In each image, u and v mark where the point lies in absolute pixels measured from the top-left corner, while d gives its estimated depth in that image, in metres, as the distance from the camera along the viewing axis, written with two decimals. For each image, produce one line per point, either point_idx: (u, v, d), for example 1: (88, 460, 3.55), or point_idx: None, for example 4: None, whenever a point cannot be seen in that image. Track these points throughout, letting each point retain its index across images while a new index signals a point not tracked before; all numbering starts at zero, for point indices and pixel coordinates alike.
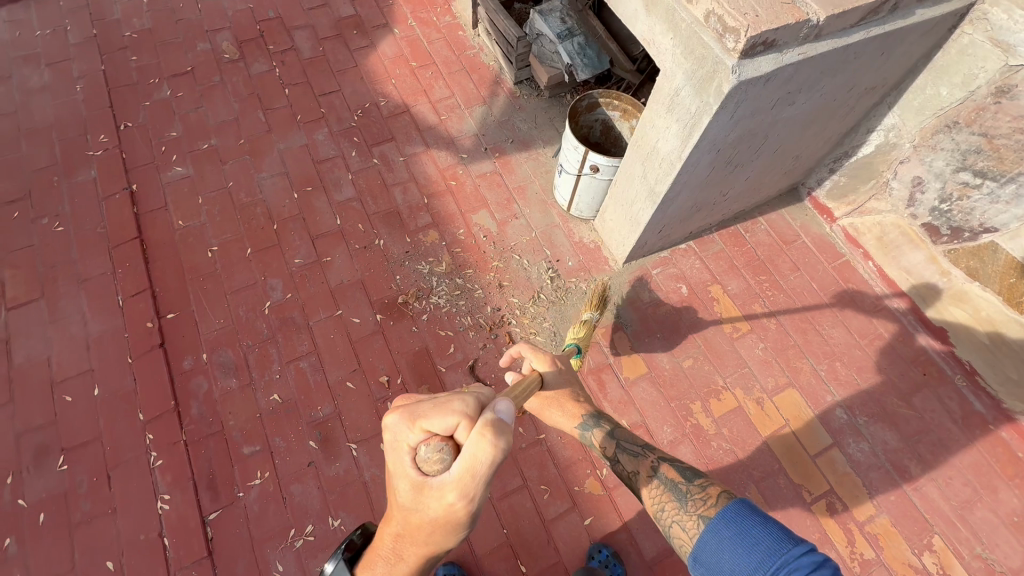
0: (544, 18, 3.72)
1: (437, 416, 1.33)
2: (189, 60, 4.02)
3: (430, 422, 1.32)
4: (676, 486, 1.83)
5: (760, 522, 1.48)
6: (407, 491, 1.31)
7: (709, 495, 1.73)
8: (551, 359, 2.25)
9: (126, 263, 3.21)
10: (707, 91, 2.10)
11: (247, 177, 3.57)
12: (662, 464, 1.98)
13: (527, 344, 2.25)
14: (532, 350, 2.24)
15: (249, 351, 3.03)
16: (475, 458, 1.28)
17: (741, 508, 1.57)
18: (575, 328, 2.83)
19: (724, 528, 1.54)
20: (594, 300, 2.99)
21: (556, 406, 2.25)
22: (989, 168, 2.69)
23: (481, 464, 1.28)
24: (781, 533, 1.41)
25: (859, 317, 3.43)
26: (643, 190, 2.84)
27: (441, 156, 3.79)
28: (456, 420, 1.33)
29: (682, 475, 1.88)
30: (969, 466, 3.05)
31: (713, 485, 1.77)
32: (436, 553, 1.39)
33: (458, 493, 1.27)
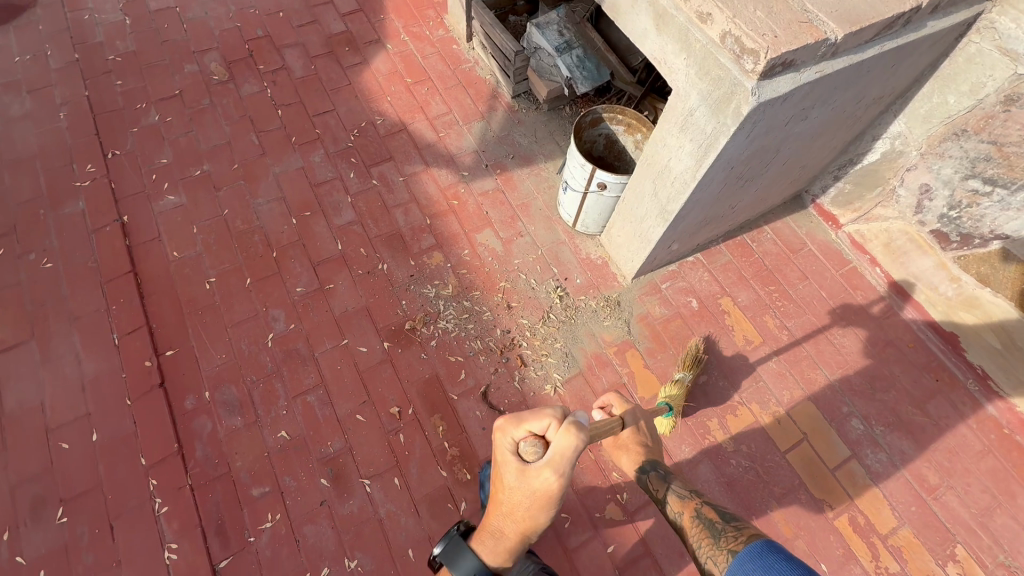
0: (542, 32, 3.68)
1: (534, 418, 1.64)
2: (177, 83, 3.90)
3: (530, 424, 1.65)
4: (712, 524, 1.93)
5: (784, 560, 1.52)
6: (513, 475, 1.65)
7: (741, 534, 1.84)
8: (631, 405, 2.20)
9: (120, 299, 3.09)
10: (724, 112, 2.05)
11: (243, 203, 3.46)
12: (706, 508, 2.03)
13: (614, 394, 2.28)
14: (619, 401, 2.26)
15: (253, 386, 2.94)
16: (563, 448, 1.59)
17: (767, 546, 1.60)
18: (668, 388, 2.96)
19: (749, 561, 1.60)
20: (688, 361, 3.09)
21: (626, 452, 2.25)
22: (999, 176, 2.68)
23: (569, 452, 1.58)
24: (801, 572, 1.44)
25: (870, 324, 3.42)
26: (654, 208, 2.79)
27: (442, 175, 3.71)
28: (549, 421, 1.64)
29: (720, 516, 1.97)
30: (986, 472, 3.04)
31: (747, 528, 1.87)
32: (534, 530, 1.70)
33: (552, 472, 1.59)
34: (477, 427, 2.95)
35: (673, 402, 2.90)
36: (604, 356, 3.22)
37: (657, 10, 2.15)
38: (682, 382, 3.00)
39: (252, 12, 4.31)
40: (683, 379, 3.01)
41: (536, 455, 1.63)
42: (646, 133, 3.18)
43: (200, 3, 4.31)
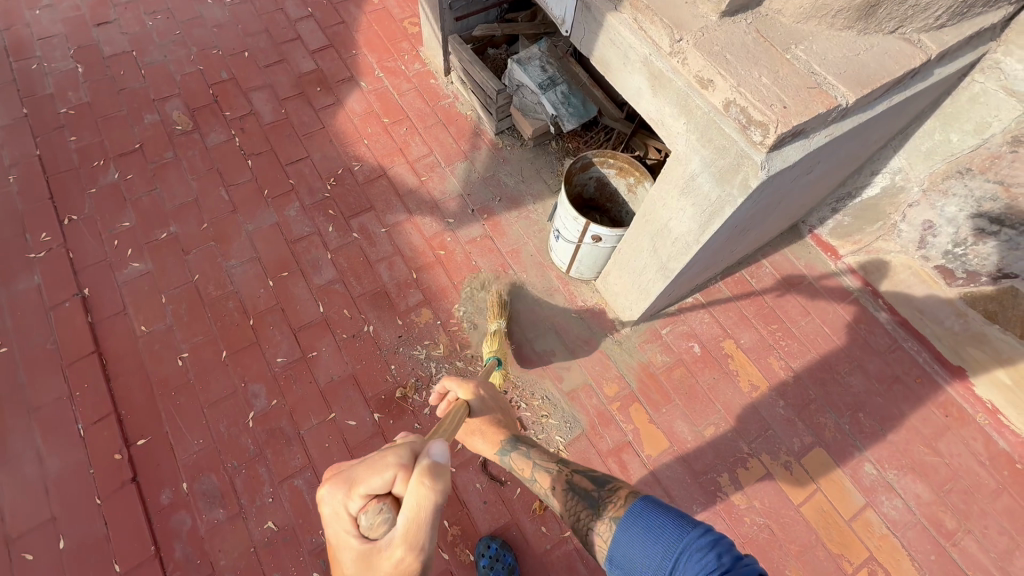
0: (523, 67, 3.47)
1: (375, 474, 1.26)
2: (137, 136, 3.65)
3: (368, 483, 1.25)
4: (587, 494, 1.81)
5: (663, 512, 1.54)
6: (354, 564, 1.20)
7: (619, 497, 1.73)
8: (476, 388, 2.08)
9: (83, 385, 2.86)
10: (730, 182, 1.92)
11: (214, 266, 3.24)
12: (579, 477, 1.90)
13: (453, 378, 2.11)
14: (459, 383, 2.09)
15: (235, 473, 2.73)
16: (417, 506, 1.23)
17: (643, 500, 1.61)
18: (488, 341, 2.95)
19: (634, 524, 1.56)
20: (496, 311, 3.11)
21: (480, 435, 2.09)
22: (1006, 216, 2.60)
23: (425, 510, 1.23)
24: (681, 519, 1.48)
25: (876, 360, 3.31)
26: (653, 263, 2.65)
27: (426, 223, 3.52)
28: (392, 474, 1.26)
29: (593, 483, 1.85)
30: (1002, 511, 2.96)
31: (622, 488, 1.78)
32: None
33: (406, 545, 1.20)
34: (477, 501, 2.78)
35: (497, 352, 2.88)
36: (608, 413, 3.07)
37: (652, 71, 2.00)
38: (498, 332, 3.01)
39: (214, 52, 4.06)
40: (497, 328, 3.02)
41: (383, 527, 1.23)
42: (639, 177, 3.02)
43: (159, 46, 4.05)
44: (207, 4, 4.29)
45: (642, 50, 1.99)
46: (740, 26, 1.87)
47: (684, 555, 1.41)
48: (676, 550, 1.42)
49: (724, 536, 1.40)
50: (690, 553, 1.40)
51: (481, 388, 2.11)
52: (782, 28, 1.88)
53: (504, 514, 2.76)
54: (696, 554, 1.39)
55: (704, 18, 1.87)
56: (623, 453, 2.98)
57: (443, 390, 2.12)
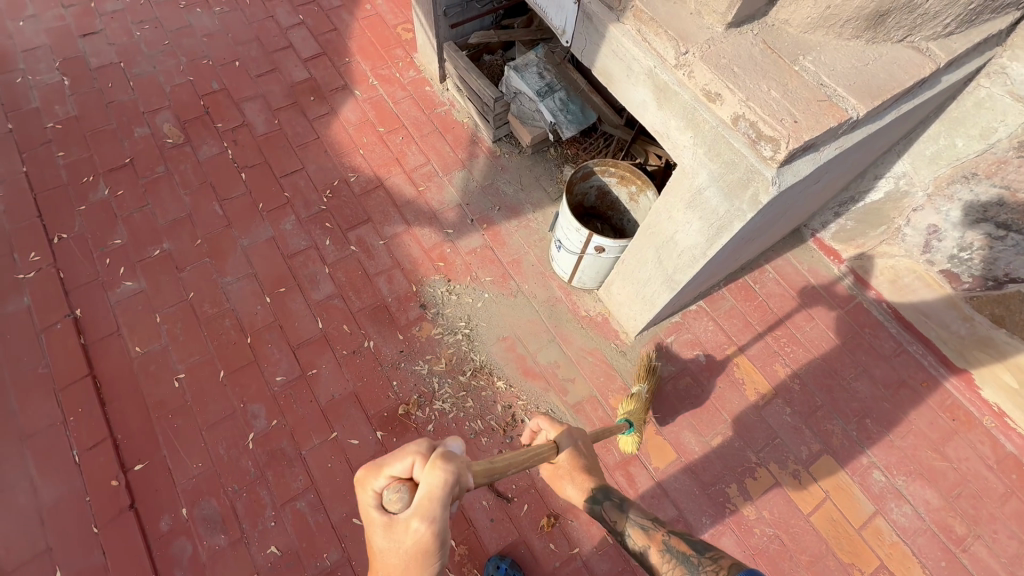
0: (520, 74, 3.43)
1: (395, 459, 1.29)
2: (127, 150, 3.57)
3: (391, 468, 1.29)
4: (688, 559, 1.66)
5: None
6: (379, 538, 1.28)
7: (721, 567, 1.59)
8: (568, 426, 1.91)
9: (77, 410, 2.78)
10: (740, 197, 1.88)
11: (209, 284, 3.17)
12: (675, 539, 1.77)
13: (545, 415, 1.96)
14: (550, 422, 1.94)
15: (235, 497, 2.67)
16: (433, 488, 1.27)
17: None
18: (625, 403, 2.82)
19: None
20: (642, 373, 3.00)
21: (568, 480, 1.92)
22: (1014, 221, 2.58)
23: (438, 491, 1.27)
24: None
25: (881, 364, 3.29)
26: (659, 275, 2.61)
27: (426, 235, 3.46)
28: (411, 458, 1.29)
29: (691, 546, 1.71)
30: (1011, 515, 2.95)
31: (724, 558, 1.63)
32: None
33: (422, 520, 1.26)
34: (485, 520, 2.73)
35: (632, 416, 2.78)
36: (614, 426, 3.03)
37: (656, 83, 1.96)
38: (640, 395, 2.88)
39: (204, 62, 3.98)
40: (640, 392, 2.89)
41: (402, 503, 1.28)
42: (641, 186, 2.96)
43: (147, 56, 3.96)
44: (195, 12, 4.21)
45: (646, 62, 1.94)
46: (746, 37, 1.82)
47: None
48: None
49: None
50: None
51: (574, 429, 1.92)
52: (789, 38, 1.84)
53: (512, 532, 2.72)
54: None
55: (709, 30, 1.82)
56: (630, 465, 2.95)
57: (534, 427, 1.99)
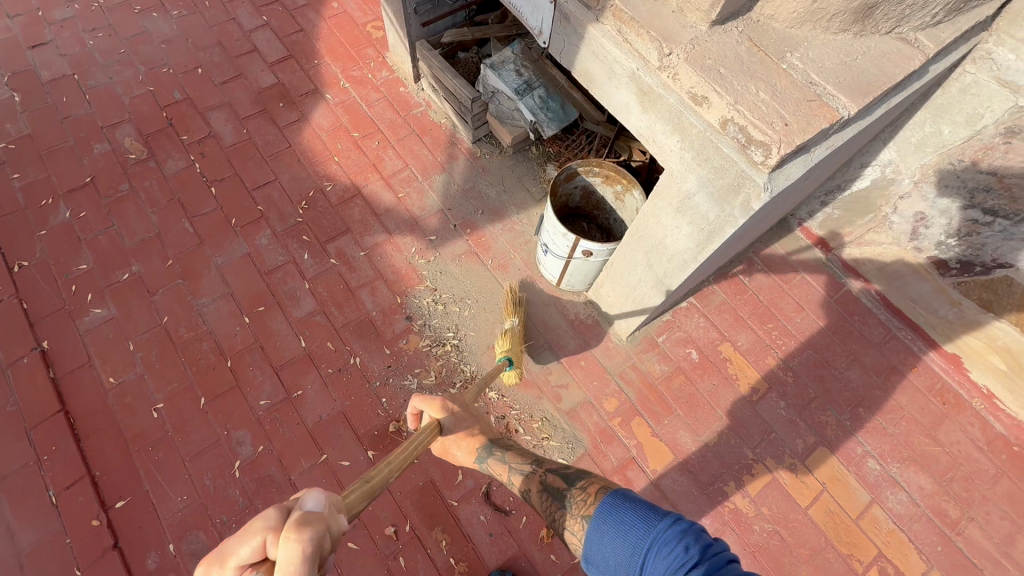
0: (497, 73, 3.33)
1: (241, 540, 1.08)
2: (87, 168, 3.39)
3: (236, 552, 1.08)
4: (558, 492, 1.71)
5: (631, 509, 1.43)
6: None
7: (588, 494, 1.63)
8: (445, 402, 1.89)
9: (51, 448, 2.65)
10: (731, 202, 1.81)
11: (184, 306, 3.04)
12: (552, 476, 1.79)
13: (419, 394, 1.90)
14: (427, 401, 1.88)
15: (225, 529, 2.58)
16: (292, 565, 1.06)
17: (613, 497, 1.50)
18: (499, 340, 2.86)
19: (602, 521, 1.46)
20: (512, 307, 3.01)
21: (452, 445, 1.94)
22: (1000, 206, 2.57)
23: (300, 566, 1.07)
24: (650, 512, 1.39)
25: (872, 352, 3.29)
26: (648, 278, 2.55)
27: (407, 243, 3.35)
28: (260, 539, 1.08)
29: (565, 479, 1.75)
30: (1003, 496, 2.98)
31: (593, 482, 1.68)
32: None
33: None
34: (483, 534, 2.69)
35: (509, 352, 2.80)
36: (610, 430, 2.98)
37: (640, 86, 1.88)
38: (513, 330, 2.92)
39: (164, 70, 3.79)
40: (512, 327, 2.93)
41: None
42: (627, 185, 2.88)
43: (103, 67, 3.76)
44: (152, 17, 4.00)
45: (629, 64, 1.86)
46: (731, 35, 1.74)
47: (654, 549, 1.32)
48: (646, 544, 1.34)
49: (692, 523, 1.32)
50: (659, 546, 1.31)
51: (454, 403, 1.93)
52: (775, 35, 1.76)
53: (511, 545, 2.68)
54: (664, 549, 1.30)
55: (693, 29, 1.74)
56: (628, 469, 2.91)
57: (413, 411, 1.94)
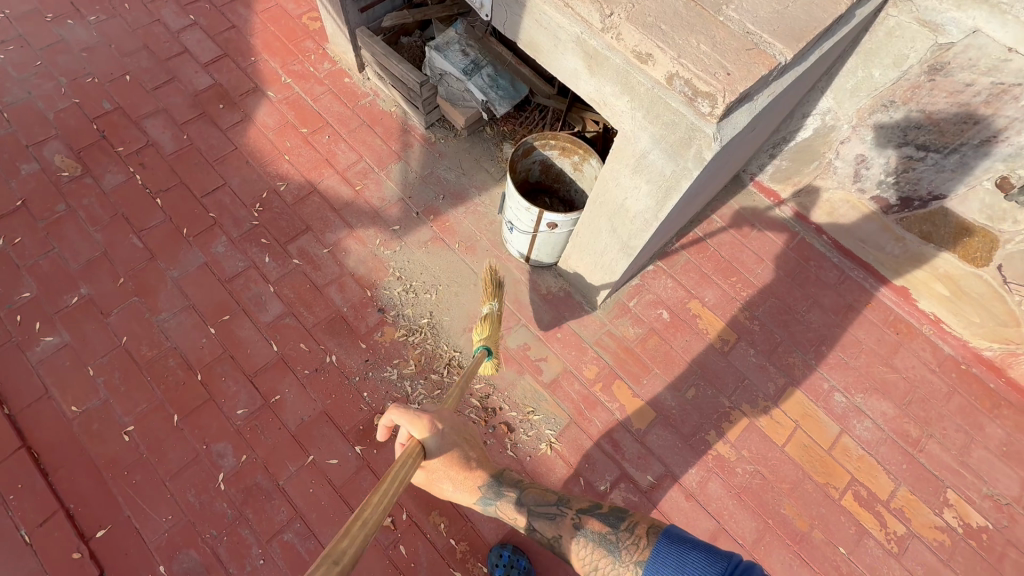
0: (443, 54, 3.33)
1: None
2: (16, 191, 3.18)
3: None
4: (604, 538, 1.75)
5: (692, 549, 1.50)
6: None
7: (641, 537, 1.68)
8: (430, 422, 1.84)
9: (16, 486, 2.51)
10: (684, 155, 1.85)
11: (143, 324, 2.92)
12: (584, 517, 1.86)
13: (399, 407, 1.84)
14: (406, 417, 1.84)
15: (216, 543, 2.51)
16: None
17: (672, 543, 1.57)
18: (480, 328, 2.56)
19: (664, 565, 1.53)
20: (489, 289, 2.68)
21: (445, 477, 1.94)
22: (930, 142, 2.72)
23: None
24: (711, 552, 1.45)
25: (829, 293, 3.48)
26: (614, 243, 2.60)
27: (371, 236, 3.30)
28: None
29: (607, 522, 1.81)
30: (956, 411, 3.22)
31: (638, 524, 1.74)
32: None
33: None
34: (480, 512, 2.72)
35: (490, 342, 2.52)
36: (592, 396, 3.03)
37: (586, 50, 1.89)
38: (492, 314, 2.60)
39: (88, 80, 3.57)
40: (491, 310, 2.61)
41: None
42: (584, 155, 2.91)
43: (20, 81, 3.51)
44: (67, 24, 3.75)
45: (573, 29, 1.87)
46: None
47: None
48: None
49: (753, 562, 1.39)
50: None
51: (439, 421, 1.88)
52: None
53: None
54: None
55: None
56: (614, 431, 2.97)
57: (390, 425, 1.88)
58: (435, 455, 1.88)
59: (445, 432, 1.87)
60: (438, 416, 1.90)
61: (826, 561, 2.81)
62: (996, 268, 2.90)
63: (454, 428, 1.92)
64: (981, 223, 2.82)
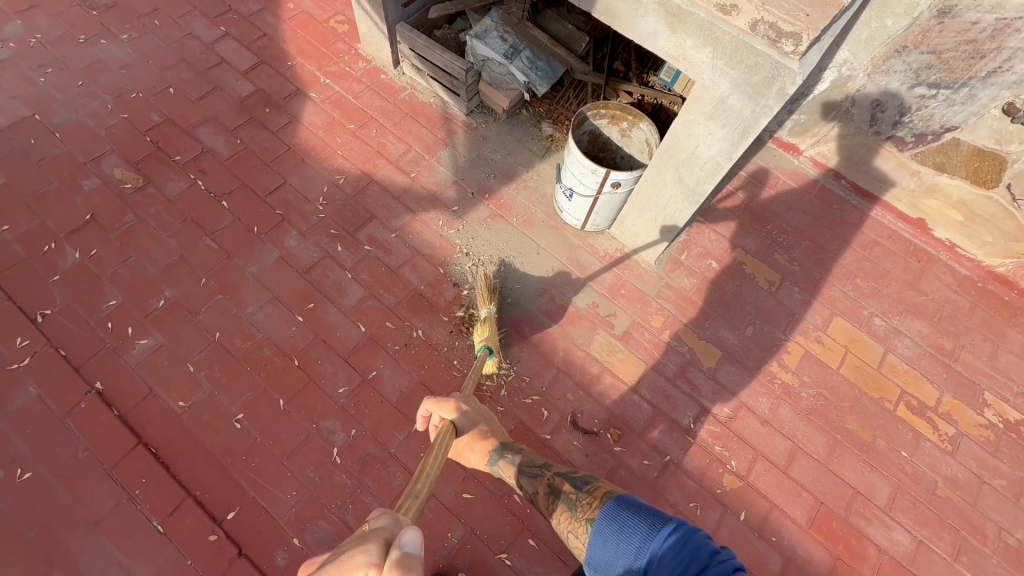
0: (483, 41, 3.49)
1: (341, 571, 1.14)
2: (83, 206, 3.23)
3: None
4: (566, 497, 1.83)
5: (634, 513, 1.54)
6: None
7: (594, 498, 1.75)
8: (458, 404, 2.09)
9: (141, 481, 2.60)
10: (765, 94, 2.09)
11: (232, 319, 3.01)
12: (559, 479, 1.93)
13: (432, 398, 2.11)
14: (439, 404, 2.08)
15: (343, 512, 2.64)
16: None
17: (616, 503, 1.60)
18: (479, 330, 2.86)
19: (607, 526, 1.56)
20: (487, 293, 3.02)
21: (466, 449, 2.14)
22: (941, 79, 3.05)
23: None
24: (652, 518, 1.49)
25: (854, 232, 3.81)
26: (679, 193, 2.84)
27: (434, 218, 3.46)
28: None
29: (573, 484, 1.88)
30: (981, 323, 3.57)
31: (597, 488, 1.80)
32: None
33: None
34: (580, 456, 2.92)
35: (488, 341, 2.82)
36: (663, 343, 3.27)
37: (669, 10, 2.11)
38: (489, 317, 2.91)
39: (133, 96, 3.63)
40: (488, 313, 2.92)
41: None
42: (633, 121, 3.15)
43: (64, 102, 3.55)
44: (102, 44, 3.81)
45: None
46: None
47: (656, 560, 1.40)
48: (644, 553, 1.43)
49: (694, 528, 1.42)
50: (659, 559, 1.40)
51: (464, 403, 2.12)
52: None
53: (609, 460, 2.94)
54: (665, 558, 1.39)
55: None
56: (687, 372, 3.21)
57: (425, 415, 2.13)
58: (464, 432, 2.11)
59: (471, 411, 2.11)
60: (463, 400, 2.15)
61: (892, 464, 3.10)
62: (1005, 187, 3.25)
63: (477, 410, 2.15)
64: (990, 148, 3.17)
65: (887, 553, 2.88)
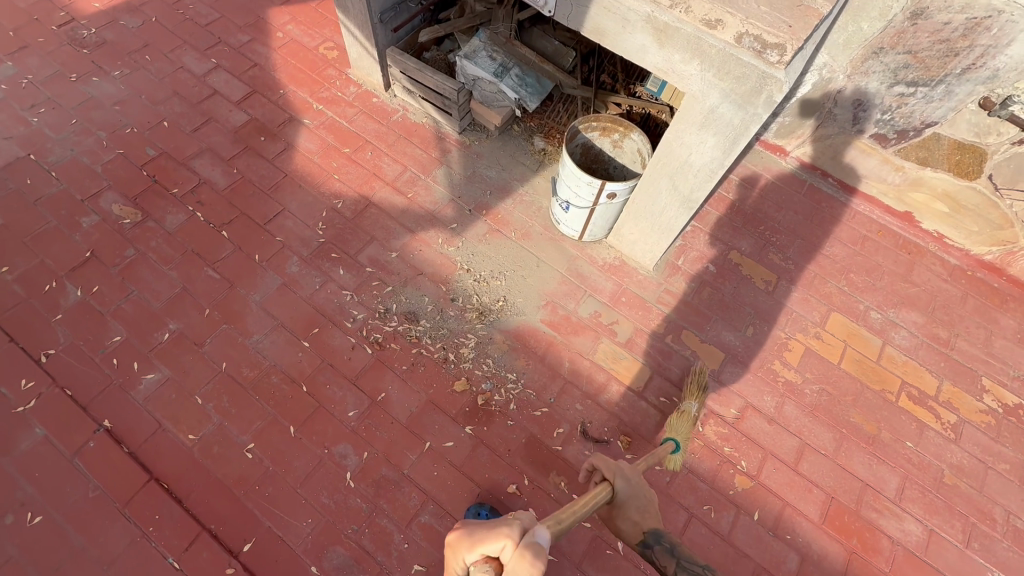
0: (472, 61, 3.56)
1: (490, 535, 1.34)
2: (82, 243, 3.23)
3: (484, 546, 1.33)
4: None
5: None
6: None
7: None
8: (625, 468, 2.00)
9: (154, 517, 2.58)
10: (754, 103, 2.16)
11: (238, 349, 3.01)
12: None
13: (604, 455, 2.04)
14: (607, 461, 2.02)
15: (360, 537, 2.63)
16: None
17: None
18: (675, 419, 2.92)
19: None
20: (694, 389, 3.04)
21: (620, 525, 1.98)
22: (918, 78, 3.15)
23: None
24: None
25: (845, 228, 3.90)
26: (674, 200, 2.89)
27: (434, 237, 3.50)
28: (501, 544, 1.33)
29: None
30: (973, 311, 3.64)
31: None
32: None
33: None
34: None
35: (677, 435, 2.85)
36: (666, 348, 3.31)
37: (656, 26, 2.19)
38: (690, 412, 2.95)
39: (127, 131, 3.66)
40: (691, 408, 2.96)
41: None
42: (624, 131, 3.24)
43: (59, 141, 3.57)
44: (93, 82, 3.84)
45: (642, 9, 2.17)
46: None
47: None
48: None
49: None
50: None
51: (631, 471, 2.01)
52: None
53: None
54: None
55: None
56: (692, 375, 3.25)
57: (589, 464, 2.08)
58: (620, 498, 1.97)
59: (635, 480, 1.99)
60: (630, 467, 2.04)
61: (899, 455, 3.14)
62: (987, 178, 3.35)
63: (638, 482, 2.00)
64: (969, 141, 3.27)
65: (901, 544, 2.91)
